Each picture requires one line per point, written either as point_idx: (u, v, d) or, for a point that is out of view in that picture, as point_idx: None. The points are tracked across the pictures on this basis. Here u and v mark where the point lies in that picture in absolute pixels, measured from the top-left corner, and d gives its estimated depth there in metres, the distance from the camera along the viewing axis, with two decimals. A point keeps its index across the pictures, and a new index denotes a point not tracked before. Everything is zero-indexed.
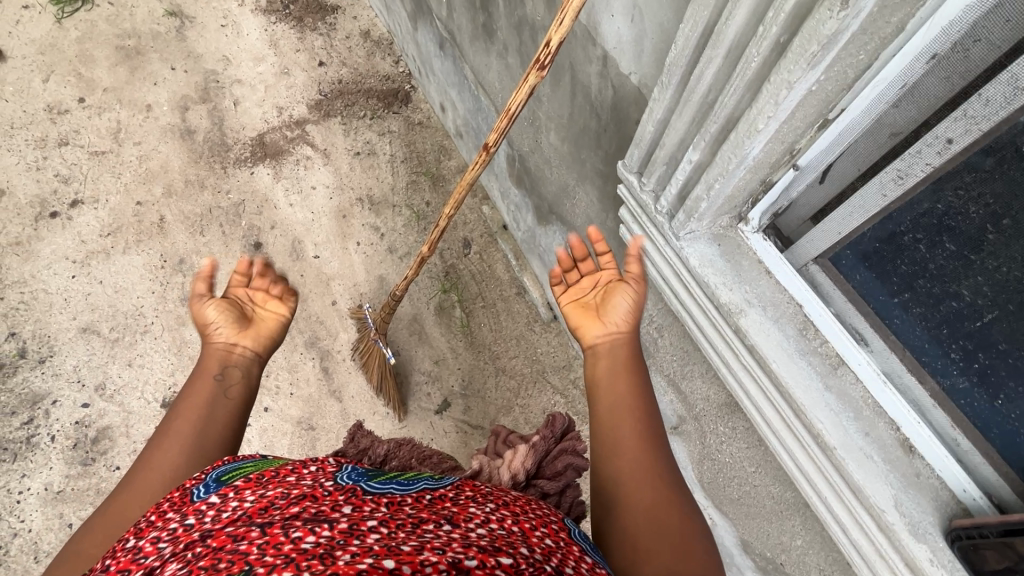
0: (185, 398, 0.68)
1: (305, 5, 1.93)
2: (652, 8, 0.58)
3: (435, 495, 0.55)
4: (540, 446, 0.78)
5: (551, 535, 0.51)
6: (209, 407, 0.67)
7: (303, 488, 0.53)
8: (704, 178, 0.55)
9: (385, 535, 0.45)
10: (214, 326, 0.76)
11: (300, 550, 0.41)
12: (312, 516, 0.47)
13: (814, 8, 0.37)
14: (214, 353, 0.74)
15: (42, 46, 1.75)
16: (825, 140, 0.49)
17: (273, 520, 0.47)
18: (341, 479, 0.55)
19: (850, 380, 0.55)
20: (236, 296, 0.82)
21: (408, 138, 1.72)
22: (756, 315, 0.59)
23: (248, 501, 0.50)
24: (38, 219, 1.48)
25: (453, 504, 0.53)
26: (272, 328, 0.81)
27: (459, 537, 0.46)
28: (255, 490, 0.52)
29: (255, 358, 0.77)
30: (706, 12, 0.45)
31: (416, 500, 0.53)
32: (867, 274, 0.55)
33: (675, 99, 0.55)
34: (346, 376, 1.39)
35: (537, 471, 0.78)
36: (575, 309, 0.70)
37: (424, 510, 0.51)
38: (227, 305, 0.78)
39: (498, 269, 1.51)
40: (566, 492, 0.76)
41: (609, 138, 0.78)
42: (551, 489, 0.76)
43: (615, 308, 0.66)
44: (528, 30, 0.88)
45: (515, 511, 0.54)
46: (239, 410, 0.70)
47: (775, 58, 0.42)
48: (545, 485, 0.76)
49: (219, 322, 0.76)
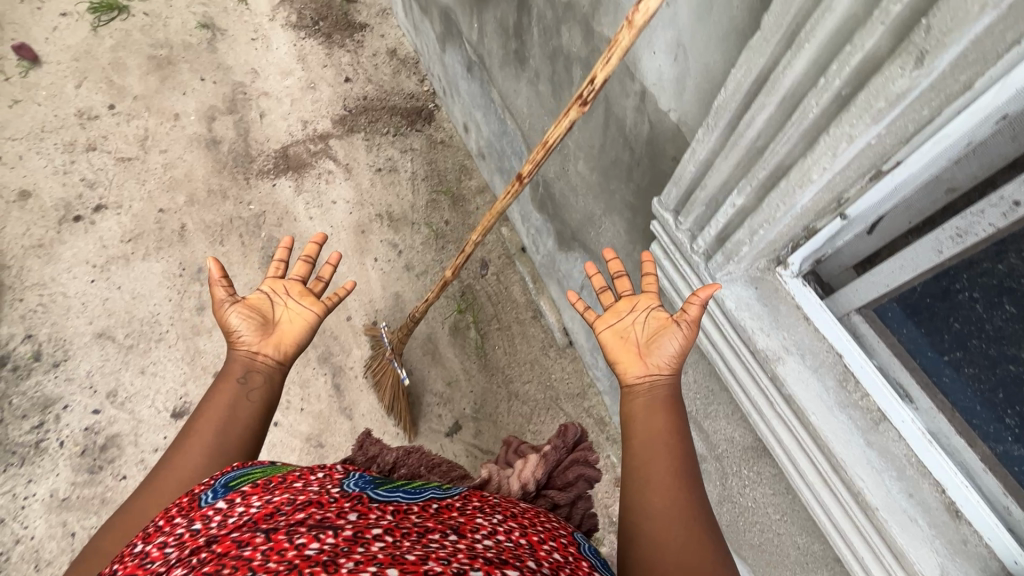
0: (207, 401, 0.68)
1: (334, 22, 1.98)
2: (699, 49, 0.58)
3: (442, 505, 0.56)
4: (551, 455, 0.78)
5: (558, 550, 0.52)
6: (229, 416, 0.67)
7: (309, 493, 0.53)
8: (748, 223, 0.54)
9: (390, 543, 0.46)
10: (238, 332, 0.75)
11: (305, 557, 0.42)
12: (317, 522, 0.47)
13: (884, 64, 0.37)
14: (237, 359, 0.72)
15: (77, 53, 1.79)
16: (877, 192, 0.46)
17: (278, 525, 0.47)
18: (347, 487, 0.55)
19: (892, 438, 0.52)
20: (272, 291, 0.79)
21: (429, 156, 1.73)
22: (795, 364, 0.57)
23: (254, 507, 0.51)
24: (62, 222, 1.50)
25: (460, 514, 0.54)
26: (301, 330, 0.78)
27: (465, 547, 0.47)
28: (262, 495, 0.53)
29: (279, 364, 0.75)
30: (762, 59, 0.45)
31: (423, 509, 0.55)
32: (915, 330, 0.54)
33: (720, 142, 0.54)
34: (357, 394, 1.37)
35: (547, 482, 0.78)
36: (613, 338, 0.65)
37: (430, 519, 0.53)
38: (253, 309, 0.76)
39: (515, 291, 1.50)
40: (577, 503, 0.76)
41: (642, 172, 0.78)
42: (563, 500, 0.75)
43: (656, 338, 0.63)
44: (562, 60, 0.88)
45: (522, 523, 0.55)
46: (259, 415, 0.69)
47: (835, 110, 0.41)
48: (556, 495, 0.76)
49: (243, 328, 0.74)
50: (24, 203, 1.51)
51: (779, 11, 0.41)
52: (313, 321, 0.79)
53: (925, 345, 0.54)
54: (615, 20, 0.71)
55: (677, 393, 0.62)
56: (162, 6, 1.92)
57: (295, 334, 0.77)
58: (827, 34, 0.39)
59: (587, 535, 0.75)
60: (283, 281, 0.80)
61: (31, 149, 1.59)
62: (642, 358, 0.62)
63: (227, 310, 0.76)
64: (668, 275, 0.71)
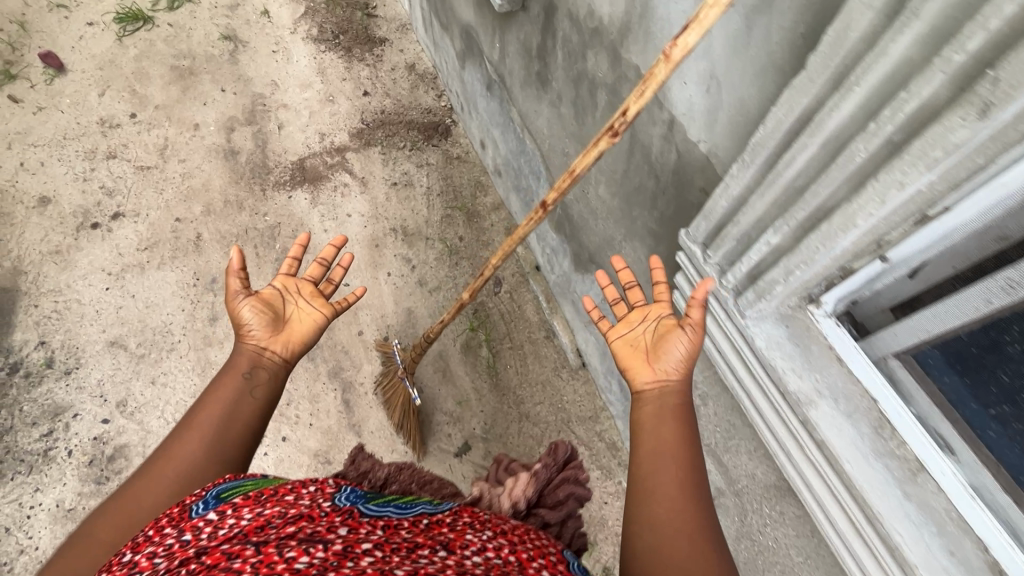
0: (210, 393, 0.67)
1: (354, 36, 2.00)
2: (734, 83, 0.57)
3: (431, 520, 0.57)
4: (541, 474, 0.78)
5: (548, 567, 0.51)
6: (232, 410, 0.65)
7: (300, 507, 0.54)
8: (783, 262, 0.52)
9: (379, 558, 0.47)
10: (248, 326, 0.74)
11: (294, 570, 0.43)
12: (307, 536, 0.48)
13: (940, 113, 0.36)
14: (244, 353, 0.72)
15: (102, 62, 1.81)
16: (921, 237, 0.45)
17: (268, 539, 0.47)
18: (340, 501, 0.57)
19: (931, 490, 0.50)
20: (282, 289, 0.79)
21: (445, 171, 1.73)
22: (827, 408, 0.55)
23: (245, 519, 0.51)
24: (79, 229, 1.51)
25: (450, 530, 0.55)
26: (310, 330, 0.77)
27: (454, 564, 0.47)
28: (253, 507, 0.53)
29: (285, 362, 0.74)
30: (805, 98, 0.44)
31: (414, 524, 0.57)
32: (957, 379, 0.52)
33: (755, 179, 0.53)
34: (367, 410, 1.36)
35: (538, 501, 0.77)
36: (623, 346, 0.64)
37: (420, 535, 0.54)
38: (265, 304, 0.76)
39: (528, 310, 1.49)
40: (567, 522, 0.75)
41: (667, 201, 0.76)
42: (553, 519, 0.75)
43: (663, 344, 0.62)
44: (587, 84, 0.88)
45: (512, 540, 0.55)
46: (260, 412, 0.68)
47: (884, 156, 0.40)
48: (546, 514, 0.76)
49: (253, 323, 0.74)
50: (43, 209, 1.52)
51: (824, 51, 0.40)
52: (321, 321, 0.79)
53: (969, 396, 0.52)
54: (644, 49, 0.70)
55: (688, 402, 0.60)
56: (187, 18, 1.96)
57: (304, 333, 0.77)
58: (879, 78, 0.38)
59: (578, 554, 0.73)
60: (295, 280, 0.81)
61: (52, 155, 1.61)
62: (651, 365, 0.62)
63: (238, 304, 0.75)
64: None
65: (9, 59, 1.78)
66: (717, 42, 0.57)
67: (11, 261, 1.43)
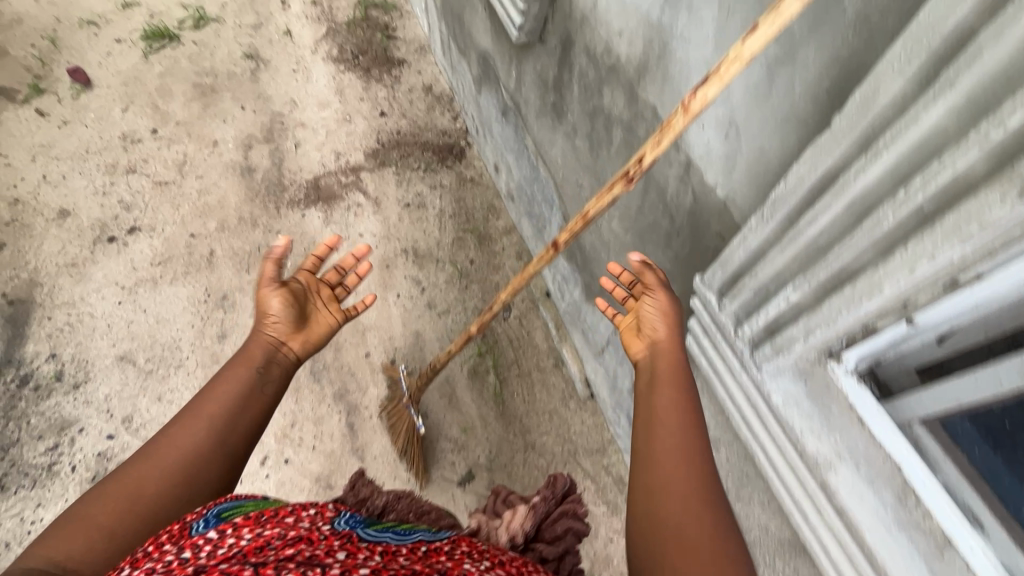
0: (224, 379, 0.75)
1: (373, 57, 2.04)
2: (753, 130, 0.55)
3: (430, 548, 0.61)
4: (540, 507, 0.92)
5: None
6: (246, 399, 0.74)
7: (299, 529, 0.57)
8: (803, 320, 0.51)
9: None
10: (274, 317, 0.85)
11: None
12: (306, 560, 0.50)
13: (977, 189, 0.35)
14: (266, 344, 0.82)
15: (127, 78, 1.86)
16: (950, 304, 0.42)
17: (267, 561, 0.49)
18: (338, 525, 0.61)
19: (959, 568, 0.45)
20: (302, 287, 0.91)
21: (458, 193, 1.73)
22: (848, 473, 0.53)
23: (244, 541, 0.53)
24: (96, 242, 1.52)
25: (448, 559, 0.58)
26: (323, 331, 0.90)
27: None
28: (253, 528, 0.56)
29: (297, 358, 0.86)
30: (830, 158, 0.44)
31: (412, 551, 0.59)
32: (989, 452, 0.50)
33: (775, 233, 0.52)
34: (371, 435, 1.34)
35: (535, 534, 0.91)
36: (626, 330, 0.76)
37: (418, 562, 0.57)
38: (289, 299, 0.86)
39: (537, 336, 1.47)
40: (564, 556, 0.88)
41: (682, 242, 0.75)
42: (550, 552, 0.88)
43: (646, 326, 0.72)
44: (602, 118, 0.87)
45: (508, 571, 0.59)
46: (269, 404, 0.77)
47: (914, 226, 0.40)
48: (545, 548, 0.89)
49: (278, 315, 0.85)
50: (63, 222, 1.54)
51: (847, 113, 0.42)
52: (332, 325, 0.92)
53: (1003, 469, 0.49)
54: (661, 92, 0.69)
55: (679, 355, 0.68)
56: (211, 37, 2.01)
57: (317, 332, 0.89)
58: (908, 145, 0.38)
59: None
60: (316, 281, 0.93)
61: (74, 169, 1.64)
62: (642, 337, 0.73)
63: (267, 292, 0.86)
64: (708, 355, 0.68)
65: (37, 73, 1.83)
66: (735, 92, 0.56)
67: (28, 273, 1.45)
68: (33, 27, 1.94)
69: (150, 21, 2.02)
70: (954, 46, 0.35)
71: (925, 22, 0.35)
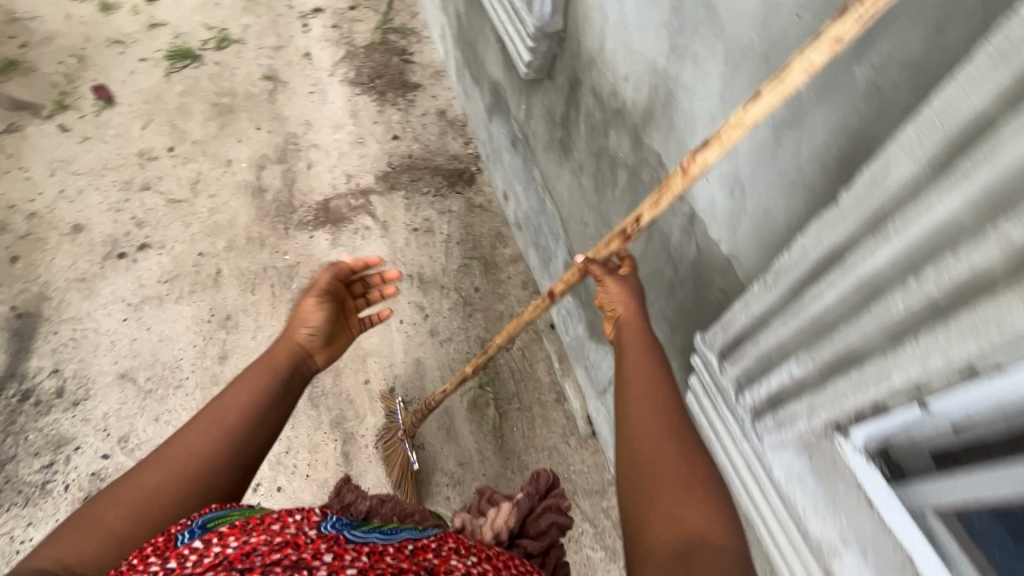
0: (242, 386, 0.76)
1: (389, 81, 2.07)
2: (758, 188, 0.53)
3: (416, 546, 0.57)
4: (522, 503, 0.83)
5: None
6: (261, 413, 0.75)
7: (285, 535, 0.54)
8: (806, 397, 0.49)
9: None
10: (313, 330, 0.87)
11: None
12: (291, 564, 0.49)
13: (995, 288, 0.34)
14: (296, 356, 0.85)
15: (148, 96, 1.90)
16: (969, 395, 0.38)
17: (253, 567, 0.49)
18: (325, 527, 0.57)
19: None
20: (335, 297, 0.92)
21: (467, 219, 1.72)
22: (855, 561, 0.50)
23: (230, 548, 0.51)
24: (106, 258, 1.54)
25: (435, 556, 0.55)
26: (343, 345, 0.94)
27: None
28: (239, 536, 0.53)
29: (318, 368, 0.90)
30: (835, 235, 0.43)
31: (398, 549, 0.56)
32: (1014, 550, 0.45)
33: (779, 301, 0.51)
34: (366, 465, 1.32)
35: (519, 529, 0.83)
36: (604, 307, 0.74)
37: (405, 561, 0.54)
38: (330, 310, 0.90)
39: (540, 369, 1.44)
40: (549, 552, 0.81)
41: (685, 293, 0.72)
42: (534, 548, 0.81)
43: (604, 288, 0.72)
44: (608, 159, 0.85)
45: (497, 566, 0.56)
46: (281, 415, 0.79)
47: (926, 315, 0.38)
48: (529, 544, 0.81)
49: (315, 330, 0.87)
50: (75, 237, 1.56)
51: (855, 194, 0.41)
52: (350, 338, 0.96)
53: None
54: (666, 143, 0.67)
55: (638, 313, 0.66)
56: (232, 58, 2.05)
57: (340, 346, 0.93)
58: (922, 231, 0.37)
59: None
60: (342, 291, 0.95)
61: (91, 184, 1.67)
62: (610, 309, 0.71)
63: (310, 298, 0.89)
64: (708, 416, 0.65)
65: (63, 90, 1.88)
66: (740, 153, 0.55)
67: (38, 286, 1.47)
68: (63, 45, 2.00)
69: (174, 41, 2.08)
70: (970, 131, 0.34)
71: (937, 111, 0.34)
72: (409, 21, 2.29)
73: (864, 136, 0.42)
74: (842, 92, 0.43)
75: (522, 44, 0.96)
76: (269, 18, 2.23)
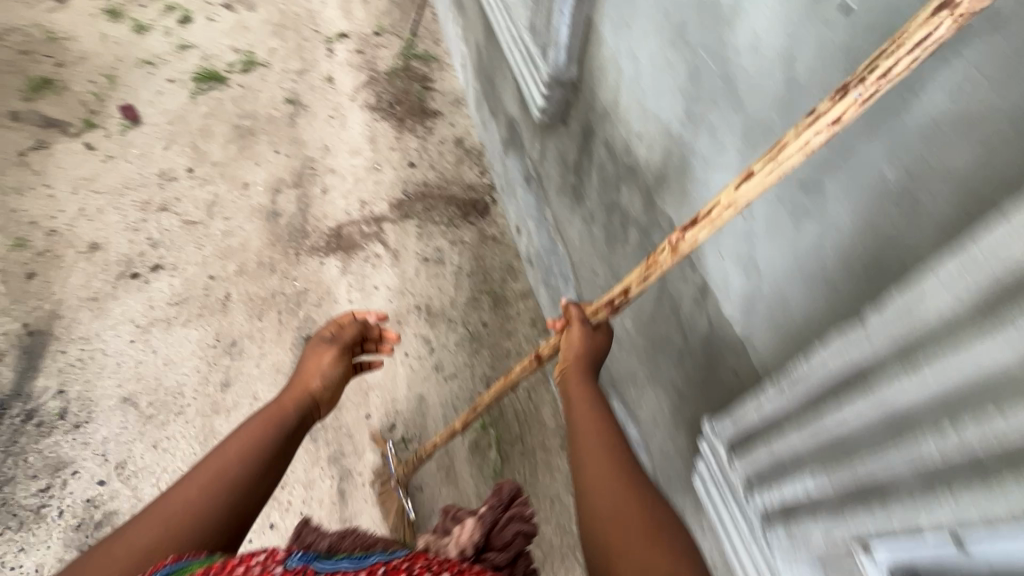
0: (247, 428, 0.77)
1: (408, 108, 2.08)
2: (773, 271, 0.57)
3: (388, 567, 0.59)
4: (487, 516, 0.84)
5: None
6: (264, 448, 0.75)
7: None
8: (820, 512, 0.50)
9: None
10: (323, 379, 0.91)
11: None
12: None
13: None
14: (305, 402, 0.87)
15: (173, 117, 1.93)
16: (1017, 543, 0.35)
17: None
18: (291, 564, 0.57)
19: None
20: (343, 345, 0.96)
21: (478, 251, 1.70)
22: None
23: None
24: (120, 278, 1.55)
25: None
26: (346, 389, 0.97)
27: None
28: None
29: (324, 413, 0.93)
30: (865, 354, 0.46)
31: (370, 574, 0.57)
32: None
33: (796, 409, 0.53)
34: (361, 505, 1.29)
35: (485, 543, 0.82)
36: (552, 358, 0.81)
37: None
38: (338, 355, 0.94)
39: (545, 412, 1.40)
40: (516, 562, 0.81)
41: (694, 365, 0.70)
42: (501, 560, 0.80)
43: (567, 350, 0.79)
44: (619, 215, 0.82)
45: None
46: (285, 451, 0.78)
47: (959, 463, 0.39)
48: (495, 557, 0.81)
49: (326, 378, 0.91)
50: (91, 255, 1.58)
51: (887, 317, 0.44)
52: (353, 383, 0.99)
53: None
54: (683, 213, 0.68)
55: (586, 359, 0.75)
56: (257, 81, 2.09)
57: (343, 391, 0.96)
58: (962, 375, 0.39)
59: None
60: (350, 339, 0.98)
61: (110, 203, 1.69)
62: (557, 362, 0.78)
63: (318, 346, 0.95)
64: (714, 505, 0.65)
65: (92, 108, 1.92)
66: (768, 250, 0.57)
67: (51, 304, 1.48)
68: (95, 65, 2.06)
69: (202, 64, 2.12)
70: (1012, 276, 0.36)
71: (984, 250, 0.37)
72: (432, 49, 2.31)
73: (898, 243, 0.46)
74: (887, 208, 0.46)
75: (535, 88, 0.93)
76: (295, 41, 2.27)
